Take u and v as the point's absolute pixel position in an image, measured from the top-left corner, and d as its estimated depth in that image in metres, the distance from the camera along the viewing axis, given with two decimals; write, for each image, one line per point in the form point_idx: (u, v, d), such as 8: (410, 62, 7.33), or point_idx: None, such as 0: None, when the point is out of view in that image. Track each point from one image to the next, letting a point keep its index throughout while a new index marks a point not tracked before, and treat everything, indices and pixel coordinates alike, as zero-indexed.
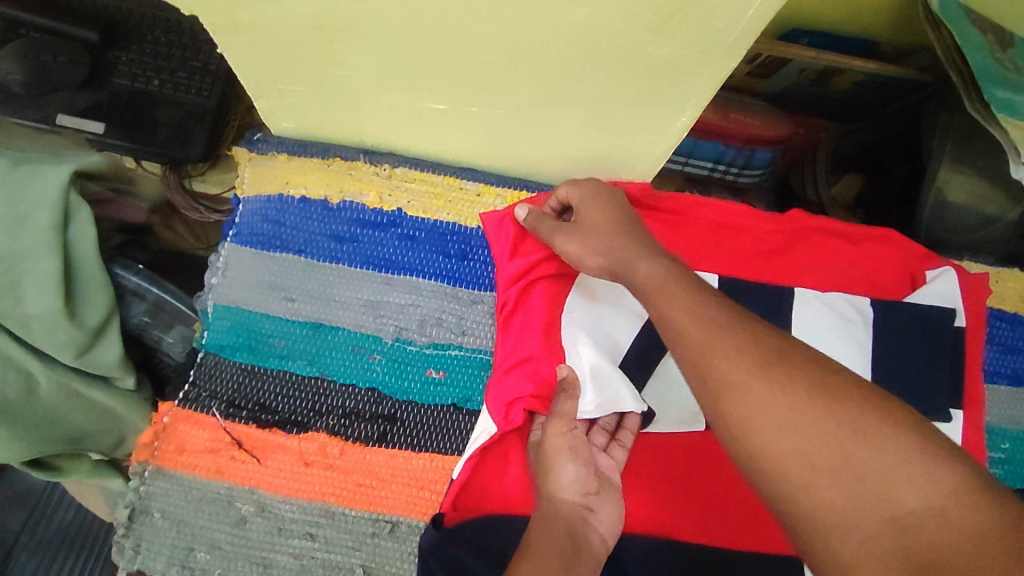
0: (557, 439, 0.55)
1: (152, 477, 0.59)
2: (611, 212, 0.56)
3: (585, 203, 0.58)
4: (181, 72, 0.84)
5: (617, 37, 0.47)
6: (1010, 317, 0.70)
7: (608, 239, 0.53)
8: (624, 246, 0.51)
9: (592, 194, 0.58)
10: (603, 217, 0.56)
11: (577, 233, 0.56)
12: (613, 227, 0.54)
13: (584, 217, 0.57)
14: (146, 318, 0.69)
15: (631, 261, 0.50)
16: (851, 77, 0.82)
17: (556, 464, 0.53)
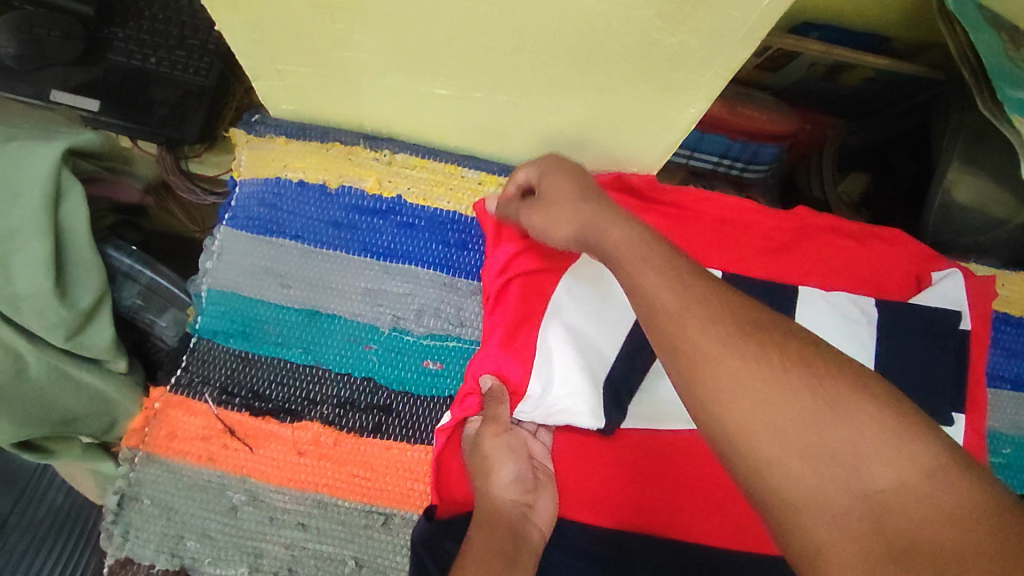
0: (491, 443, 0.56)
1: (142, 464, 0.58)
2: (577, 180, 0.54)
3: (545, 175, 0.56)
4: (178, 50, 0.82)
5: (628, 23, 0.45)
6: (1016, 321, 0.69)
7: (571, 207, 0.51)
8: (593, 214, 0.48)
9: (560, 167, 0.56)
10: (568, 186, 0.54)
11: (539, 205, 0.55)
12: (578, 196, 0.51)
13: (546, 191, 0.55)
14: (139, 300, 0.68)
15: (602, 223, 0.47)
16: (861, 73, 0.81)
17: (490, 467, 0.54)
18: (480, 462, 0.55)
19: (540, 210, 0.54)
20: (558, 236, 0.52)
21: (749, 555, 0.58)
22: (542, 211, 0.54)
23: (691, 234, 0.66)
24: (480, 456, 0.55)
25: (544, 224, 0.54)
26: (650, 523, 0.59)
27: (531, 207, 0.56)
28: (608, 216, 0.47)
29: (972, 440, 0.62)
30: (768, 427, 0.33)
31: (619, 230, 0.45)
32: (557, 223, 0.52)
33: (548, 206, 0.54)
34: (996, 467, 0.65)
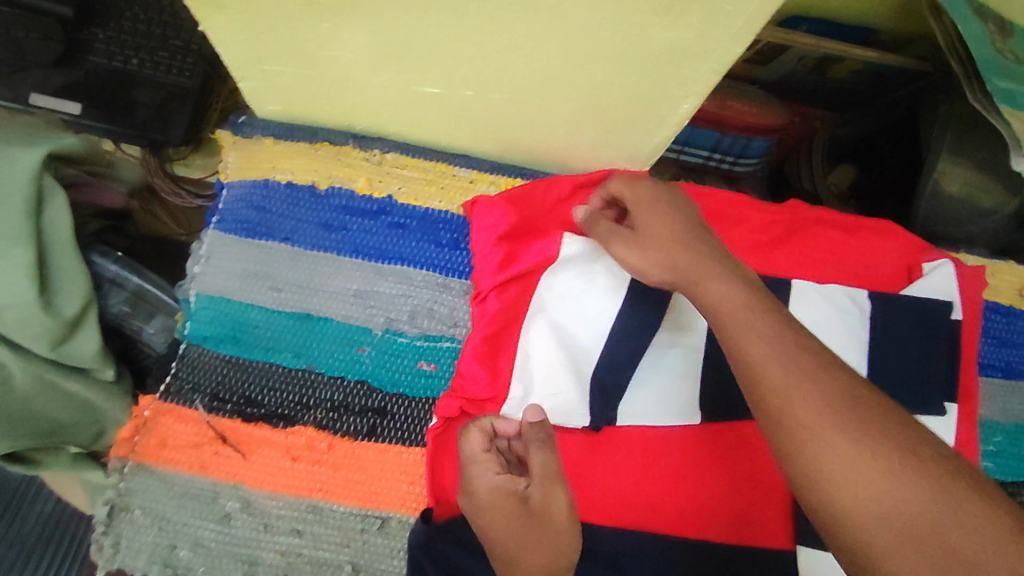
0: (553, 508, 0.51)
1: (132, 473, 0.57)
2: (681, 224, 0.54)
3: (638, 213, 0.56)
4: (161, 51, 0.80)
5: (618, 19, 0.44)
6: (1006, 310, 0.69)
7: (674, 254, 0.52)
8: (703, 268, 0.50)
9: (660, 206, 0.55)
10: (671, 229, 0.53)
11: (635, 243, 0.55)
12: (684, 244, 0.52)
13: (643, 229, 0.55)
14: (125, 307, 0.66)
15: (701, 285, 0.49)
16: (849, 66, 0.82)
17: (543, 538, 0.50)
18: (535, 527, 0.50)
19: (636, 249, 0.54)
20: (659, 280, 0.53)
21: (757, 552, 0.58)
22: (638, 252, 0.54)
23: None
24: (531, 517, 0.51)
25: (641, 262, 0.54)
26: (665, 522, 0.58)
27: (624, 239, 0.56)
28: (715, 273, 0.49)
29: (964, 429, 0.62)
30: None
31: (720, 293, 0.48)
32: (656, 270, 0.53)
33: (646, 249, 0.54)
34: (988, 455, 0.65)
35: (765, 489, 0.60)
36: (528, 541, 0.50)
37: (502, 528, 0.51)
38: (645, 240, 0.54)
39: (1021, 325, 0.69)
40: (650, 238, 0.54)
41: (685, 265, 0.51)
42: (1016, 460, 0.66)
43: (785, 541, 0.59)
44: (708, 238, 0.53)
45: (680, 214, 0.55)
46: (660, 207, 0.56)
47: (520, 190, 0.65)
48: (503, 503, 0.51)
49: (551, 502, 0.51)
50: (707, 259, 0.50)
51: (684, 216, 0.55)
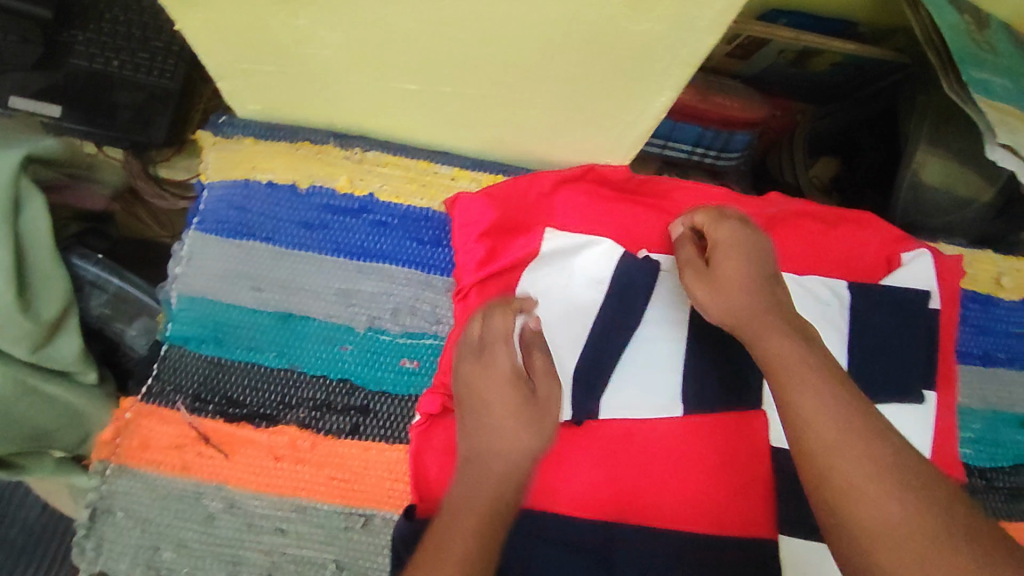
0: (546, 407, 0.53)
1: (114, 476, 0.57)
2: (756, 271, 0.54)
3: (718, 249, 0.56)
4: (142, 52, 0.80)
5: (591, 12, 0.44)
6: (983, 299, 0.70)
7: (741, 301, 0.52)
8: (766, 322, 0.51)
9: (740, 250, 0.55)
10: (746, 276, 0.54)
11: (705, 279, 0.55)
12: (755, 293, 0.52)
13: (719, 266, 0.55)
14: (107, 309, 0.66)
15: (760, 334, 0.51)
16: (828, 59, 0.82)
17: (527, 426, 0.51)
18: (528, 413, 0.52)
19: (706, 283, 0.55)
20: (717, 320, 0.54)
21: (739, 540, 0.59)
22: (705, 286, 0.55)
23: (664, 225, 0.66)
24: (526, 401, 0.52)
25: (706, 297, 0.54)
26: (648, 513, 0.59)
27: (698, 272, 0.56)
28: (776, 328, 0.50)
29: (942, 416, 0.63)
30: None
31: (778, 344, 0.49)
32: (718, 309, 0.53)
33: (715, 287, 0.54)
34: (967, 442, 0.66)
35: (748, 479, 0.61)
36: (517, 422, 0.51)
37: (495, 406, 0.52)
38: (716, 277, 0.54)
39: (998, 313, 0.70)
40: (723, 278, 0.54)
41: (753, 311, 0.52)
42: (994, 446, 0.66)
43: (767, 530, 0.60)
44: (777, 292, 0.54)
45: (760, 262, 0.55)
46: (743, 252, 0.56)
47: (503, 187, 0.65)
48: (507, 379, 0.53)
49: (546, 400, 0.53)
50: (775, 313, 0.51)
51: (763, 266, 0.55)
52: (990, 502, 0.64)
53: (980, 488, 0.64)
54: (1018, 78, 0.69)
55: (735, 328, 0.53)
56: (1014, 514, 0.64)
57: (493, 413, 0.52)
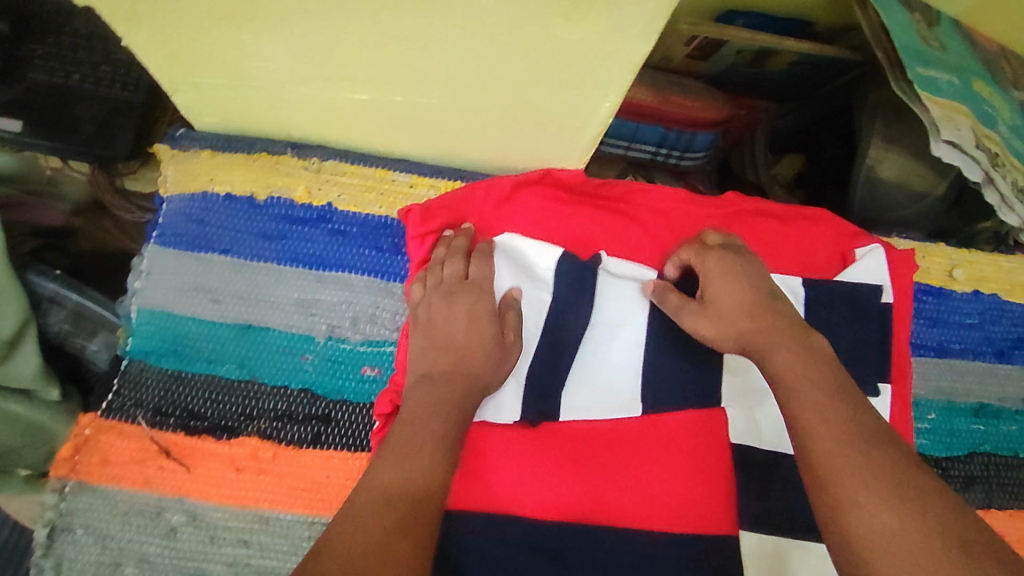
0: (509, 353, 0.59)
1: (73, 493, 0.57)
2: (750, 290, 0.58)
3: (709, 281, 0.59)
4: (103, 66, 0.80)
5: (527, 23, 0.45)
6: (936, 291, 0.72)
7: (743, 325, 0.56)
8: (771, 338, 0.54)
9: (730, 272, 0.59)
10: (741, 298, 0.57)
11: (705, 312, 0.58)
12: (754, 316, 0.56)
13: (712, 299, 0.58)
14: (67, 325, 0.66)
15: (767, 351, 0.54)
16: (786, 57, 0.82)
17: (495, 368, 0.58)
18: (497, 356, 0.58)
19: (707, 318, 0.58)
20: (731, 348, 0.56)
21: (700, 537, 0.60)
22: (707, 322, 0.58)
23: (620, 227, 0.67)
24: (498, 344, 0.59)
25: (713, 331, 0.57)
26: (611, 513, 0.60)
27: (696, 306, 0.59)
28: (783, 341, 0.53)
29: (896, 409, 0.64)
30: None
31: (787, 362, 0.52)
32: (727, 338, 0.56)
33: (718, 318, 0.57)
34: (922, 432, 0.67)
35: (707, 476, 0.62)
36: (485, 360, 0.57)
37: (472, 343, 0.58)
38: (717, 309, 0.58)
39: (950, 305, 0.71)
40: (720, 308, 0.57)
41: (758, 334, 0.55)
42: (949, 436, 0.68)
43: (727, 526, 0.61)
44: (777, 308, 0.57)
45: (753, 286, 0.58)
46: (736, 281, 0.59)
47: (461, 193, 0.66)
48: (489, 321, 0.59)
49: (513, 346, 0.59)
50: (773, 328, 0.55)
51: (755, 282, 0.58)
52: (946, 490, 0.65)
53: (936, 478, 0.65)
54: (965, 74, 0.71)
55: (748, 350, 0.55)
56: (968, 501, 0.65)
57: (474, 351, 0.58)
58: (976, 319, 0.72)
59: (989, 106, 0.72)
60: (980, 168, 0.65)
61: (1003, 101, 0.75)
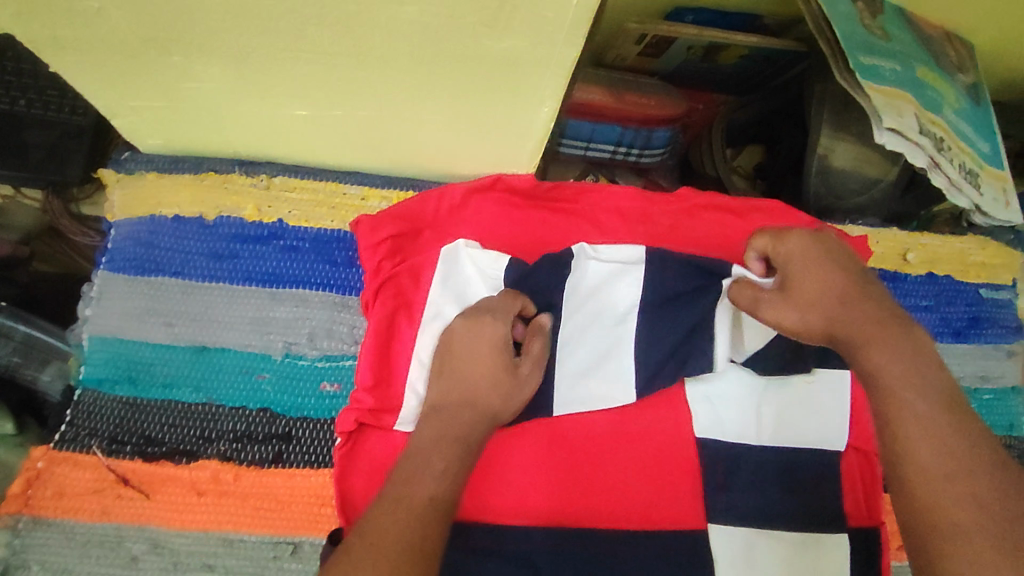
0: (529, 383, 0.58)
1: (28, 529, 0.56)
2: (839, 278, 0.54)
3: (793, 266, 0.55)
4: (50, 90, 0.77)
5: (452, 32, 0.45)
6: (891, 276, 0.73)
7: (835, 310, 0.52)
8: (865, 327, 0.51)
9: (814, 257, 0.55)
10: (830, 286, 0.53)
11: (789, 300, 0.54)
12: (847, 302, 0.52)
13: (796, 286, 0.54)
14: (15, 357, 0.65)
15: (864, 344, 0.50)
16: (735, 52, 0.83)
17: (512, 401, 0.56)
18: (509, 385, 0.56)
19: (791, 307, 0.53)
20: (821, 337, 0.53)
21: (669, 533, 0.60)
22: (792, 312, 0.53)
23: (575, 230, 0.67)
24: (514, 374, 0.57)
25: (799, 318, 0.53)
26: (580, 514, 0.60)
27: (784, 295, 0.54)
28: (880, 334, 0.50)
29: (856, 393, 0.66)
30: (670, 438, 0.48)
31: (887, 360, 0.49)
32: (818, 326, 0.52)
33: (807, 307, 0.53)
34: None
35: (673, 471, 0.62)
36: (501, 386, 0.56)
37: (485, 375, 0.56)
38: (803, 296, 0.53)
39: (907, 288, 0.72)
40: (808, 296, 0.53)
41: (856, 322, 0.51)
42: None
43: (696, 520, 0.61)
44: (869, 294, 0.53)
45: (841, 270, 0.54)
46: (823, 265, 0.55)
47: (413, 203, 0.66)
48: (504, 351, 0.56)
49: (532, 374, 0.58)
50: (865, 312, 0.52)
51: (841, 264, 0.55)
52: None
53: None
54: (909, 60, 0.72)
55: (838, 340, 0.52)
56: None
57: (485, 379, 0.55)
58: (932, 301, 0.73)
59: (934, 92, 0.73)
60: (925, 154, 0.65)
61: (948, 86, 0.76)
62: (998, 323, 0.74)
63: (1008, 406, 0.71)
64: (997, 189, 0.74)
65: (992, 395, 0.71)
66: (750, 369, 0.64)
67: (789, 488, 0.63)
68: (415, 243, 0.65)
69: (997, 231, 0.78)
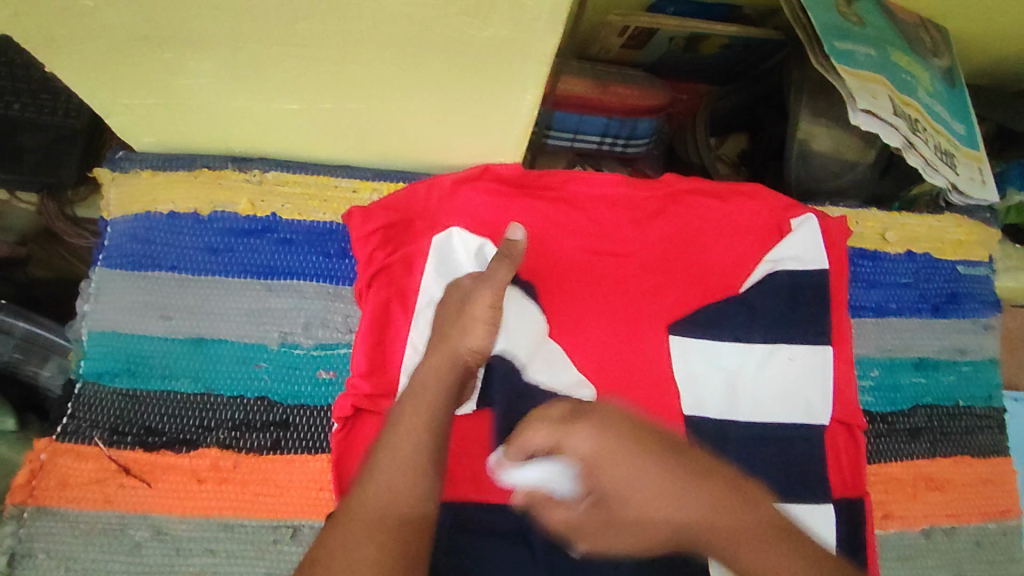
0: (476, 307, 0.58)
1: (33, 518, 0.57)
2: (666, 477, 0.52)
3: (598, 468, 0.53)
4: (42, 93, 0.77)
5: (435, 23, 0.46)
6: (871, 255, 0.75)
7: (677, 517, 0.52)
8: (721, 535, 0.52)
9: (612, 453, 0.53)
10: (637, 490, 0.52)
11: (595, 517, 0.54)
12: (716, 507, 0.53)
13: (620, 513, 0.53)
14: (17, 353, 0.66)
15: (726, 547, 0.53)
16: (716, 42, 0.85)
17: (462, 330, 0.58)
18: (464, 323, 0.58)
19: (612, 534, 0.54)
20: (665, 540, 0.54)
21: None
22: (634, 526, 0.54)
23: (562, 216, 0.69)
24: (465, 309, 0.59)
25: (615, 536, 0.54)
26: None
27: (606, 516, 0.54)
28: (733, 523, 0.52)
29: (840, 368, 0.68)
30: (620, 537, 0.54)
31: (756, 556, 0.52)
32: (663, 536, 0.54)
33: (614, 526, 0.54)
34: (866, 390, 0.72)
35: None
36: (456, 328, 0.58)
37: (443, 319, 0.60)
38: (606, 512, 0.53)
39: (886, 266, 0.75)
40: (628, 514, 0.53)
41: (702, 506, 0.53)
42: (893, 391, 0.73)
43: None
44: (677, 480, 0.53)
45: (660, 472, 0.53)
46: (631, 465, 0.52)
47: (403, 194, 0.67)
48: (456, 299, 0.61)
49: (480, 304, 0.59)
50: (713, 505, 0.53)
51: (643, 453, 0.53)
52: (891, 442, 0.71)
53: (882, 432, 0.71)
54: (883, 45, 0.73)
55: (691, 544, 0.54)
56: (914, 452, 0.71)
57: (447, 327, 0.59)
58: (911, 279, 0.76)
59: (908, 76, 0.75)
60: (900, 134, 0.67)
61: (922, 69, 0.78)
62: (976, 297, 0.77)
63: (986, 377, 0.75)
64: (973, 168, 0.76)
65: (970, 366, 0.75)
66: (737, 344, 0.67)
67: (774, 462, 0.65)
68: (405, 233, 0.66)
69: (974, 210, 0.80)
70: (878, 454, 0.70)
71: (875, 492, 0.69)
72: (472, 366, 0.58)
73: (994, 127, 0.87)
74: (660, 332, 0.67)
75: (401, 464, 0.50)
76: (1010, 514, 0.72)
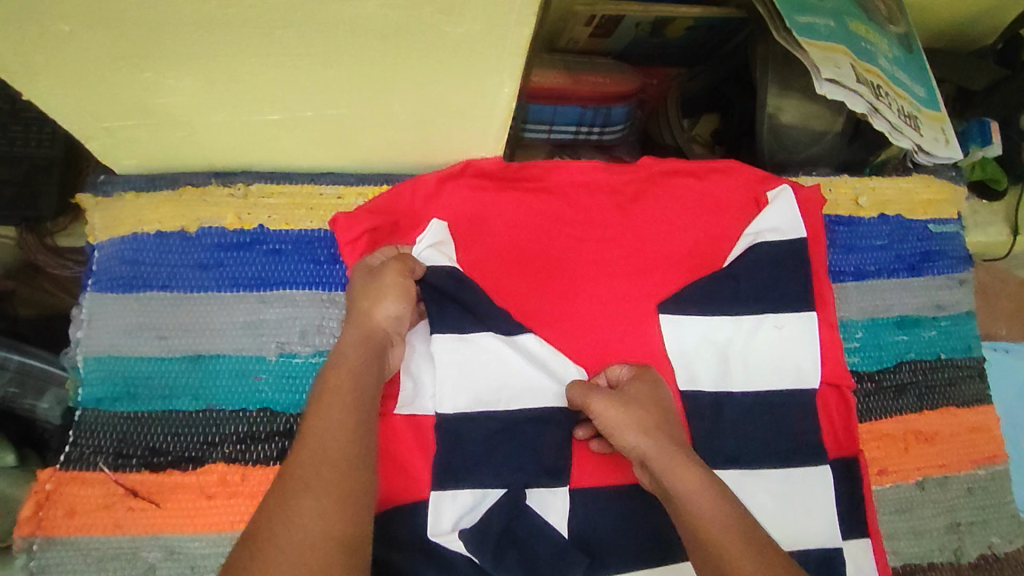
0: (386, 275, 0.59)
1: (42, 549, 0.57)
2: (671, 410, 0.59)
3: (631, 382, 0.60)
4: (13, 125, 0.76)
5: (411, 23, 0.47)
6: (847, 221, 0.78)
7: (649, 418, 0.56)
8: (671, 453, 0.54)
9: (654, 388, 0.60)
10: (655, 404, 0.58)
11: (620, 401, 0.58)
12: (655, 414, 0.57)
13: (630, 399, 0.58)
14: (12, 388, 0.66)
15: (676, 464, 0.53)
16: (682, 24, 0.86)
17: (377, 297, 0.58)
18: (374, 291, 0.58)
19: (616, 404, 0.57)
20: (628, 446, 0.56)
21: None
22: (619, 408, 0.57)
23: (547, 206, 0.70)
24: (378, 279, 0.59)
25: (620, 419, 0.56)
26: (584, 475, 0.63)
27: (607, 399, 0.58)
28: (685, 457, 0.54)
29: (825, 332, 0.70)
30: (614, 419, 0.57)
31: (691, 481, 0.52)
32: (624, 433, 0.56)
33: (623, 408, 0.57)
34: (852, 351, 0.74)
35: None
36: (372, 297, 0.58)
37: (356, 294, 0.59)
38: (625, 396, 0.58)
39: (862, 230, 0.78)
40: (634, 403, 0.57)
41: (642, 413, 0.56)
42: (879, 349, 0.75)
43: None
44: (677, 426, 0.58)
45: (661, 399, 0.59)
46: (655, 390, 0.60)
47: (389, 195, 0.68)
48: (366, 272, 0.60)
49: (390, 273, 0.59)
50: (662, 425, 0.56)
51: (664, 392, 0.61)
52: (879, 400, 0.73)
53: (870, 391, 0.73)
54: (842, 16, 0.76)
55: (646, 461, 0.55)
56: (902, 407, 0.73)
57: (361, 297, 0.58)
58: (886, 241, 0.78)
59: (868, 43, 0.77)
60: (864, 100, 0.69)
61: (881, 36, 0.80)
62: (949, 254, 0.80)
63: (964, 330, 0.78)
64: (935, 129, 0.78)
65: (949, 321, 0.78)
66: (726, 317, 0.68)
67: (770, 427, 0.67)
68: (394, 231, 0.67)
69: (940, 169, 0.83)
70: (867, 412, 0.73)
71: (869, 449, 0.72)
72: (392, 334, 0.58)
73: (955, 88, 0.90)
74: (650, 312, 0.68)
75: (331, 419, 0.49)
76: (999, 460, 0.75)
